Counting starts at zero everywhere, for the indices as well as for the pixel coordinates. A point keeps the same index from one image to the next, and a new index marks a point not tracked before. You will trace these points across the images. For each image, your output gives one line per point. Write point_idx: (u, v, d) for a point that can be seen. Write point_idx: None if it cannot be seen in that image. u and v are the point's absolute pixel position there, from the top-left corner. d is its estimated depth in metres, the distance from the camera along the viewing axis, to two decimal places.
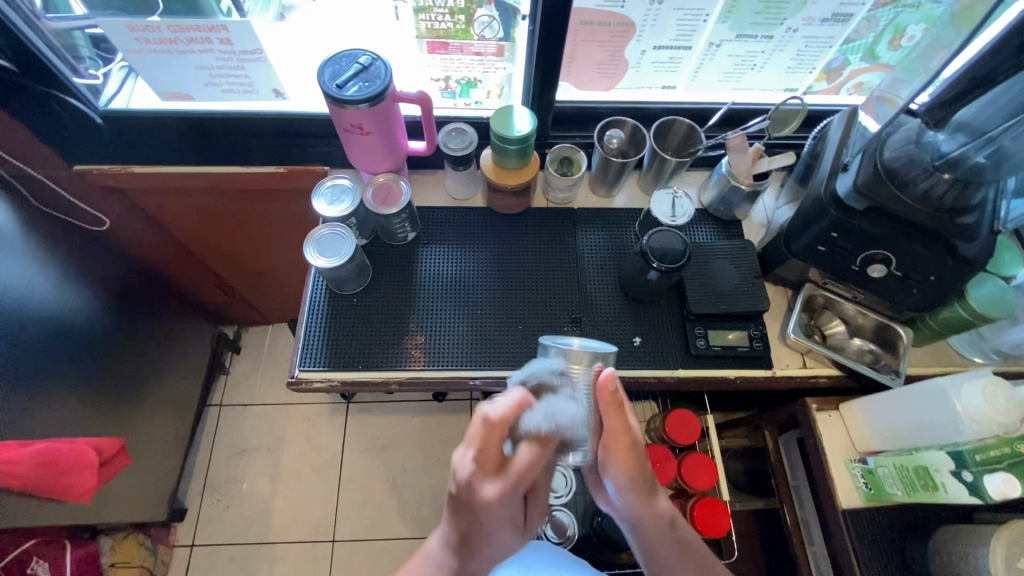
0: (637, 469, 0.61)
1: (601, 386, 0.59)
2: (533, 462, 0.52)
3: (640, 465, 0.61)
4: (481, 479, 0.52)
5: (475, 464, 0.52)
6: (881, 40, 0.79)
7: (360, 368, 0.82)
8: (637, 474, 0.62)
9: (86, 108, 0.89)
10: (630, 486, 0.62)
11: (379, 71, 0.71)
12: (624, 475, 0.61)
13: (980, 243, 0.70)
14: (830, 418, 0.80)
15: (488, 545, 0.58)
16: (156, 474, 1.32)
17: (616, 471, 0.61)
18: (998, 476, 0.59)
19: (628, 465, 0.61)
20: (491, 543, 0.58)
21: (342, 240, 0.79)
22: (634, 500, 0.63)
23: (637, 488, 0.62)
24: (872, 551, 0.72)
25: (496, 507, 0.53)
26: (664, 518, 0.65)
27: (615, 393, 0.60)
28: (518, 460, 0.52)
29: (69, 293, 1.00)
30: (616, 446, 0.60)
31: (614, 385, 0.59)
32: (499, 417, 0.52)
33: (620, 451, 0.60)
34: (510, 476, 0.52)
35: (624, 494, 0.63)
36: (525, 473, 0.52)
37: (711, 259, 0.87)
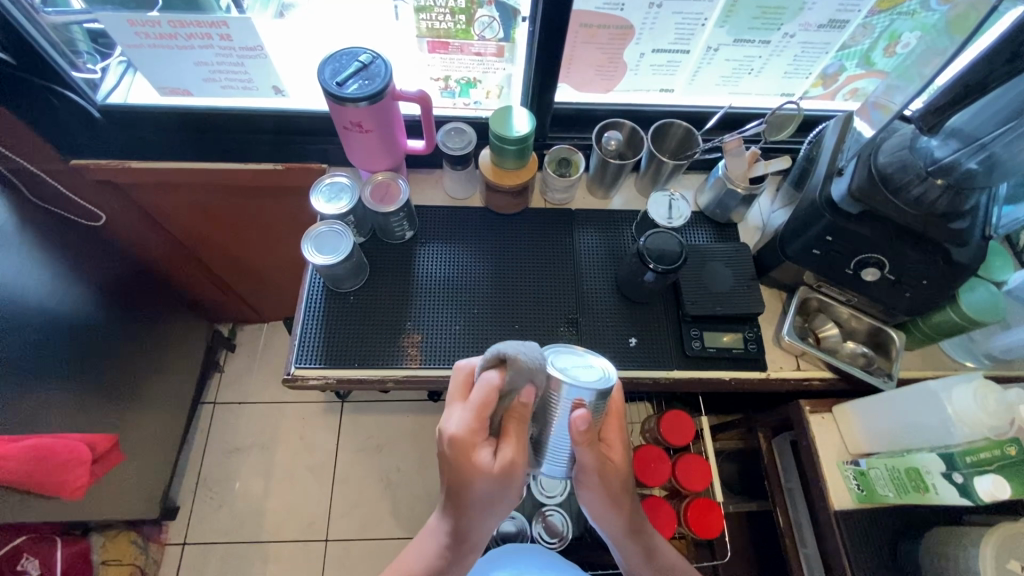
0: (609, 494, 0.61)
1: (574, 426, 0.55)
2: (488, 399, 0.53)
3: (615, 491, 0.61)
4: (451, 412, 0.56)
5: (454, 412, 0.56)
6: (876, 47, 0.80)
7: (356, 366, 0.82)
8: (610, 499, 0.62)
9: (85, 103, 0.89)
10: (606, 505, 0.62)
11: (379, 69, 0.71)
12: (596, 497, 0.62)
13: (973, 248, 0.71)
14: (823, 420, 0.81)
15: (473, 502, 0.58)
16: (149, 471, 1.32)
17: (592, 492, 0.61)
18: (988, 478, 0.59)
19: (603, 488, 0.61)
20: (483, 511, 0.58)
21: (340, 238, 0.79)
22: (611, 518, 0.64)
23: (609, 510, 0.63)
24: (863, 552, 0.73)
25: (464, 442, 0.54)
26: (640, 538, 0.66)
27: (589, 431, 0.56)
28: (477, 390, 0.54)
29: (64, 289, 1.00)
30: (586, 474, 0.60)
31: (586, 425, 0.55)
32: (467, 368, 0.58)
33: (591, 479, 0.60)
34: (473, 408, 0.54)
35: (598, 513, 0.64)
36: (485, 402, 0.53)
37: (707, 261, 0.88)
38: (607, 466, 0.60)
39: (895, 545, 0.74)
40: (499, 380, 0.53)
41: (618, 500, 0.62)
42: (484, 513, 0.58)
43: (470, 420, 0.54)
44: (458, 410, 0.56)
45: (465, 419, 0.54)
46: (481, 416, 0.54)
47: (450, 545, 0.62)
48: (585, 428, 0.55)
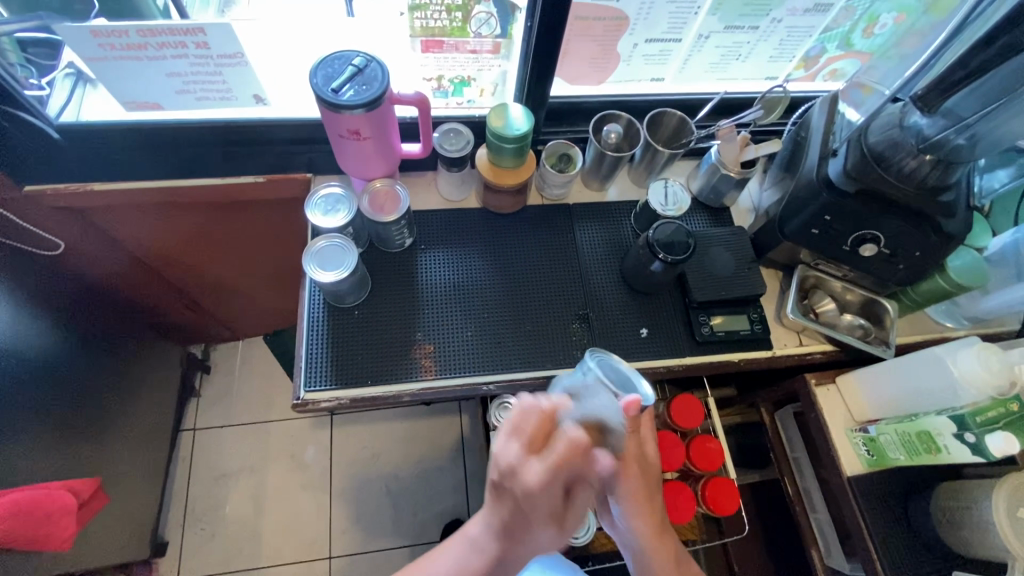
0: (644, 491, 0.65)
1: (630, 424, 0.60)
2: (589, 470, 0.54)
3: (649, 490, 0.66)
4: (526, 461, 0.53)
5: (522, 449, 0.54)
6: (856, 29, 0.83)
7: (369, 383, 0.79)
8: (644, 497, 0.66)
9: (40, 123, 0.80)
10: (637, 506, 0.66)
11: (375, 73, 0.68)
12: (629, 499, 0.65)
13: (960, 219, 0.75)
14: (828, 391, 0.85)
15: (526, 539, 0.59)
16: (136, 510, 1.24)
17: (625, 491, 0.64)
18: (999, 436, 0.63)
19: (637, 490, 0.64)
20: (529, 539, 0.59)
21: (343, 251, 0.75)
22: (641, 519, 0.67)
23: (643, 512, 0.66)
24: (877, 514, 0.77)
25: (539, 495, 0.54)
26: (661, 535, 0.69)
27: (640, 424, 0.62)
28: (561, 444, 0.53)
29: (23, 329, 0.91)
30: (626, 473, 0.64)
31: (637, 414, 0.60)
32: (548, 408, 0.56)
33: (631, 476, 0.64)
34: (527, 437, 0.54)
35: (629, 514, 0.66)
36: (565, 457, 0.52)
37: (708, 247, 0.90)
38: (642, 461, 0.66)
39: (906, 503, 0.78)
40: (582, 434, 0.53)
41: (648, 496, 0.66)
42: (529, 537, 0.59)
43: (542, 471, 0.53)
44: (522, 446, 0.54)
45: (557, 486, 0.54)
46: (540, 447, 0.54)
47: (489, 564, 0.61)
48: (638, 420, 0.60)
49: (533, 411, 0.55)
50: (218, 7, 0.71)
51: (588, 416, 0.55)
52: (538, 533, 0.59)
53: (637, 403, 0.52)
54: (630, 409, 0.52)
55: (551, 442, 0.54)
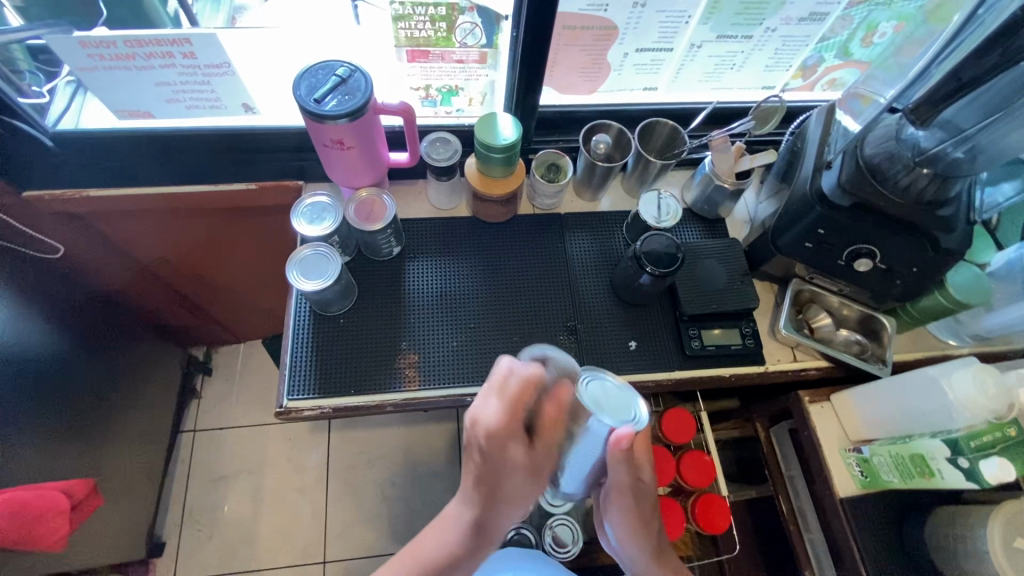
0: (638, 518, 0.66)
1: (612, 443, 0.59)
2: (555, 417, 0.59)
3: (642, 512, 0.67)
4: (497, 412, 0.57)
5: (498, 401, 0.58)
6: (854, 38, 0.81)
7: (352, 392, 0.79)
8: (638, 520, 0.67)
9: (34, 131, 0.80)
10: (630, 529, 0.67)
11: (358, 83, 0.68)
12: (623, 521, 0.67)
13: (960, 234, 0.73)
14: (823, 409, 0.83)
15: (503, 510, 0.62)
16: (132, 510, 1.25)
17: (616, 515, 0.67)
18: (994, 462, 0.61)
19: (628, 510, 0.66)
20: (508, 507, 0.62)
21: (327, 261, 0.75)
22: (635, 541, 0.68)
23: (638, 534, 0.67)
24: (870, 538, 0.75)
25: (501, 435, 0.57)
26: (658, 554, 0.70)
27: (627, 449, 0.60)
28: (512, 385, 0.58)
29: (19, 332, 0.92)
30: (619, 496, 0.65)
31: (627, 443, 0.59)
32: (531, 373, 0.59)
33: (623, 500, 0.65)
34: (509, 398, 0.58)
35: (622, 536, 0.68)
36: (520, 393, 0.58)
37: (699, 258, 0.88)
38: (641, 488, 0.66)
39: (900, 528, 0.75)
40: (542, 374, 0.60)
41: (643, 519, 0.67)
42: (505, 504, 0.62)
43: (506, 411, 0.57)
44: (498, 403, 0.58)
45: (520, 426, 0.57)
46: (518, 411, 0.57)
47: (470, 537, 0.64)
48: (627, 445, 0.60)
49: (511, 376, 0.58)
50: (228, 12, 0.73)
51: (559, 368, 0.62)
52: (509, 485, 0.60)
53: (630, 435, 0.59)
54: (623, 438, 0.59)
55: (524, 401, 0.58)
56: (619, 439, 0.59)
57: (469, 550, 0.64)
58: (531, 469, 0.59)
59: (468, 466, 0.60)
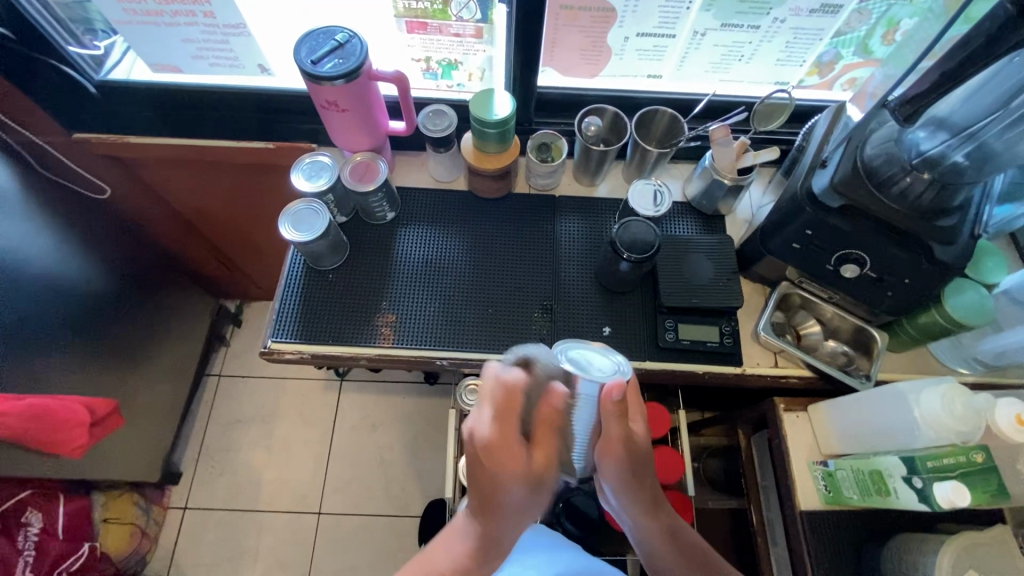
0: (632, 474, 0.63)
1: (602, 399, 0.59)
2: (551, 416, 0.57)
3: (641, 473, 0.64)
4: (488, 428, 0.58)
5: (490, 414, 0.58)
6: (874, 34, 0.77)
7: (329, 342, 0.83)
8: (635, 482, 0.64)
9: (81, 77, 0.90)
10: (626, 487, 0.65)
11: (354, 49, 0.72)
12: (618, 478, 0.64)
13: (959, 247, 0.68)
14: (798, 419, 0.80)
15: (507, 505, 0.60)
16: (151, 436, 1.37)
17: (611, 472, 0.63)
18: (947, 484, 0.57)
19: (622, 466, 0.62)
20: (513, 507, 0.60)
21: (316, 216, 0.80)
22: (632, 500, 0.66)
23: (636, 495, 0.65)
24: (825, 555, 0.72)
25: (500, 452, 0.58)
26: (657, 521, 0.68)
27: (620, 402, 0.60)
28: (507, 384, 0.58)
29: (59, 259, 1.03)
30: (607, 452, 0.62)
31: (619, 395, 0.59)
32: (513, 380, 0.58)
33: (612, 457, 0.62)
34: (496, 409, 0.58)
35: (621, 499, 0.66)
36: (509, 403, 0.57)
37: (688, 252, 0.86)
38: (632, 444, 0.62)
39: (859, 551, 0.72)
40: (526, 380, 0.58)
41: (638, 484, 0.64)
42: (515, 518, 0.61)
43: (496, 424, 0.58)
44: (487, 411, 0.58)
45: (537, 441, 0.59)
46: (508, 421, 0.57)
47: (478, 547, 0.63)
48: (618, 397, 0.59)
49: (499, 381, 0.58)
50: None
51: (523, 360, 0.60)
52: (511, 498, 0.59)
53: (619, 385, 0.59)
54: (614, 390, 0.59)
55: (513, 411, 0.57)
56: (610, 390, 0.59)
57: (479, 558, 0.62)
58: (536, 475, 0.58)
59: (475, 473, 0.60)
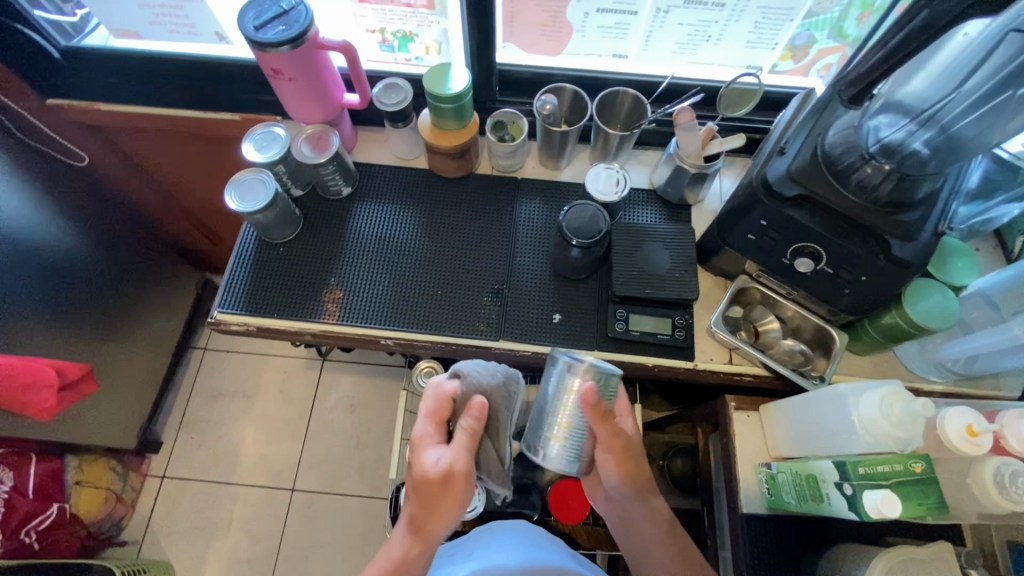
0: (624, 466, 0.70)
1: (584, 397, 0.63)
2: (472, 431, 0.65)
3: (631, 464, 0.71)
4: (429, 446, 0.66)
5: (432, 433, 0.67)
6: (848, 16, 0.73)
7: (275, 315, 0.83)
8: (630, 475, 0.71)
9: (43, 41, 0.91)
10: (625, 479, 0.71)
11: (299, 15, 0.70)
12: (616, 472, 0.71)
13: (920, 245, 0.64)
14: (748, 419, 0.76)
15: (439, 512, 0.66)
16: (128, 404, 1.39)
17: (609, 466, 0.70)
18: (876, 493, 0.53)
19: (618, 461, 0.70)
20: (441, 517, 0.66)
21: (263, 186, 0.79)
22: (629, 490, 0.72)
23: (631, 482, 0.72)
24: (762, 562, 0.68)
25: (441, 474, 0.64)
26: (655, 513, 0.73)
27: (602, 404, 0.64)
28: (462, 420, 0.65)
29: (34, 221, 1.04)
30: (605, 449, 0.69)
31: (597, 397, 0.64)
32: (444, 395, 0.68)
33: (610, 451, 0.69)
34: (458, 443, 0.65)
35: (624, 490, 0.73)
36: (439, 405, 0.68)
37: (646, 240, 0.83)
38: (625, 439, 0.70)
39: (799, 557, 0.68)
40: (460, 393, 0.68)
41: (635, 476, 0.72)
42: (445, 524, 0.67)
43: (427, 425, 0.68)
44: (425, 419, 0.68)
45: (452, 454, 0.65)
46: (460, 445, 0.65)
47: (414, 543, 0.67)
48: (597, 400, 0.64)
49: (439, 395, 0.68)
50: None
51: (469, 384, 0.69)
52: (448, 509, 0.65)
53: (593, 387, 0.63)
54: (589, 393, 0.63)
55: (440, 412, 0.67)
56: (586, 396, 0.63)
57: (415, 549, 0.67)
58: (445, 486, 0.64)
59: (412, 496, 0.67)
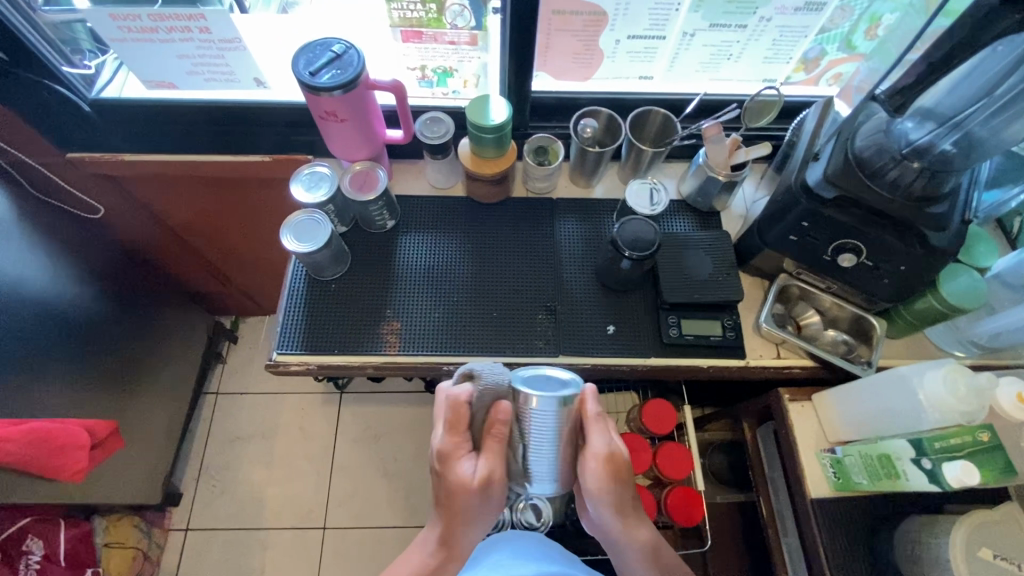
0: (613, 489, 0.66)
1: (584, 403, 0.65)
2: (496, 433, 0.64)
3: (621, 488, 0.67)
4: (449, 450, 0.65)
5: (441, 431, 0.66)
6: (857, 30, 0.79)
7: (335, 352, 0.83)
8: (617, 500, 0.67)
9: (75, 97, 0.90)
10: (608, 505, 0.67)
11: (352, 59, 0.73)
12: (601, 497, 0.66)
13: (951, 233, 0.70)
14: (802, 408, 0.81)
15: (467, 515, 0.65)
16: (149, 458, 1.35)
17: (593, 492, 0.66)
18: (956, 464, 0.58)
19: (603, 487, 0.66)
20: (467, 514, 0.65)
21: (320, 227, 0.80)
22: (617, 521, 0.69)
23: (611, 503, 0.67)
24: (838, 541, 0.73)
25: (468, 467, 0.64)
26: (645, 543, 0.70)
27: (590, 413, 0.65)
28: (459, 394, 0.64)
29: (60, 280, 1.02)
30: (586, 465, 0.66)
31: (593, 407, 0.65)
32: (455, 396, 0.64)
33: (590, 469, 0.65)
34: (450, 424, 0.65)
35: (603, 515, 0.69)
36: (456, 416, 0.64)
37: (687, 248, 0.87)
38: (600, 454, 0.65)
39: (871, 534, 0.73)
40: (472, 394, 0.64)
41: (624, 503, 0.68)
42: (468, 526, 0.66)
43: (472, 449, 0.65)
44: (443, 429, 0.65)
45: (486, 461, 0.64)
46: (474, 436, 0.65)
47: (439, 550, 0.68)
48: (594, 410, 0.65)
49: (445, 397, 0.65)
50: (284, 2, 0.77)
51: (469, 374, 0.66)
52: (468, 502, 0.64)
53: (593, 396, 0.65)
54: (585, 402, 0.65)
55: (462, 421, 0.65)
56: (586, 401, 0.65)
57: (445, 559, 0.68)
58: (484, 492, 0.64)
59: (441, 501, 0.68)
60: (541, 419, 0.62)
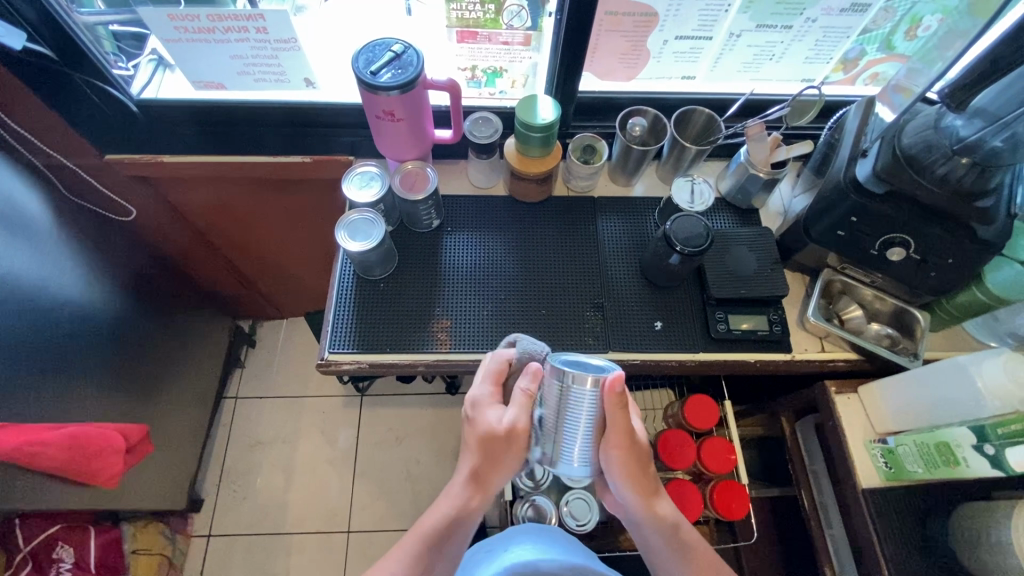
0: (635, 468, 0.62)
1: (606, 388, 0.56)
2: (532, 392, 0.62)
3: (642, 464, 0.62)
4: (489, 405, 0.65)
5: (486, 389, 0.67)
6: (897, 30, 0.81)
7: (387, 350, 0.83)
8: (639, 478, 0.63)
9: (122, 96, 0.92)
10: (628, 483, 0.63)
11: (411, 59, 0.73)
12: (621, 474, 0.62)
13: (999, 227, 0.72)
14: (848, 400, 0.82)
15: (499, 471, 0.64)
16: (176, 463, 1.33)
17: (615, 470, 0.62)
18: (1020, 450, 0.60)
19: (626, 466, 0.61)
20: (501, 472, 0.64)
21: (372, 225, 0.81)
22: (637, 500, 0.64)
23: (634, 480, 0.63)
24: (892, 530, 0.74)
25: (500, 431, 0.62)
26: (665, 520, 0.67)
27: (622, 395, 0.57)
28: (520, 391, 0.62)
29: (100, 282, 1.01)
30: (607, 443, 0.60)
31: (621, 386, 0.56)
32: (508, 355, 0.68)
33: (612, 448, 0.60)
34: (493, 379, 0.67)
35: (621, 495, 0.65)
36: None
37: (731, 245, 0.89)
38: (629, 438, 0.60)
39: (923, 522, 0.75)
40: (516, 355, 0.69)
41: (647, 478, 0.64)
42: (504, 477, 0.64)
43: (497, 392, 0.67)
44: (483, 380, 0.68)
45: (514, 410, 0.62)
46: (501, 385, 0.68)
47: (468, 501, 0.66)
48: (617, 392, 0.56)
49: (497, 357, 0.69)
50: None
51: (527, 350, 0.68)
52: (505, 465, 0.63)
53: (619, 377, 0.56)
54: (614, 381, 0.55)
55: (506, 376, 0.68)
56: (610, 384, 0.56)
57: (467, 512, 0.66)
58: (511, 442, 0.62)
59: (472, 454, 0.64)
60: (581, 401, 0.57)
